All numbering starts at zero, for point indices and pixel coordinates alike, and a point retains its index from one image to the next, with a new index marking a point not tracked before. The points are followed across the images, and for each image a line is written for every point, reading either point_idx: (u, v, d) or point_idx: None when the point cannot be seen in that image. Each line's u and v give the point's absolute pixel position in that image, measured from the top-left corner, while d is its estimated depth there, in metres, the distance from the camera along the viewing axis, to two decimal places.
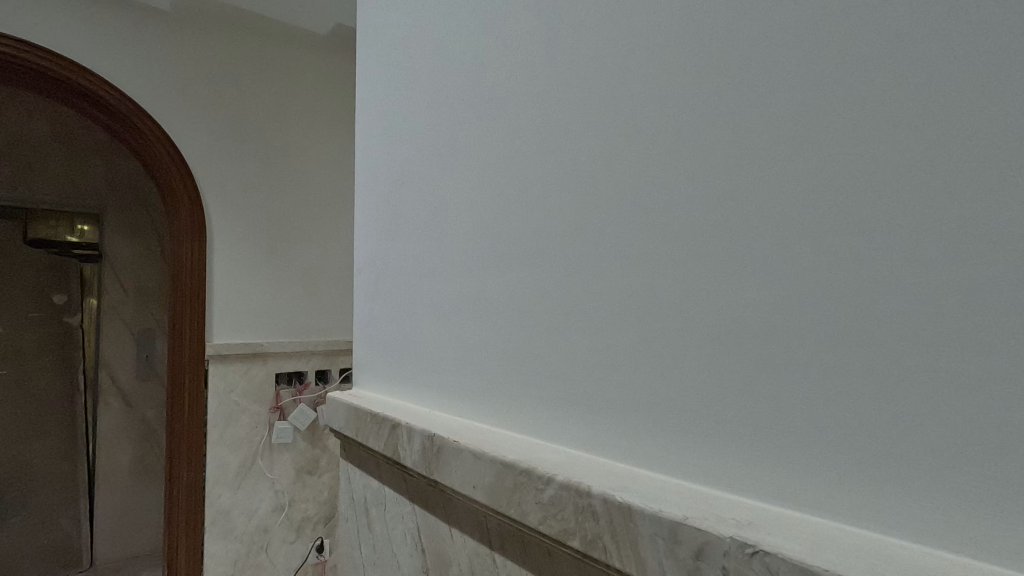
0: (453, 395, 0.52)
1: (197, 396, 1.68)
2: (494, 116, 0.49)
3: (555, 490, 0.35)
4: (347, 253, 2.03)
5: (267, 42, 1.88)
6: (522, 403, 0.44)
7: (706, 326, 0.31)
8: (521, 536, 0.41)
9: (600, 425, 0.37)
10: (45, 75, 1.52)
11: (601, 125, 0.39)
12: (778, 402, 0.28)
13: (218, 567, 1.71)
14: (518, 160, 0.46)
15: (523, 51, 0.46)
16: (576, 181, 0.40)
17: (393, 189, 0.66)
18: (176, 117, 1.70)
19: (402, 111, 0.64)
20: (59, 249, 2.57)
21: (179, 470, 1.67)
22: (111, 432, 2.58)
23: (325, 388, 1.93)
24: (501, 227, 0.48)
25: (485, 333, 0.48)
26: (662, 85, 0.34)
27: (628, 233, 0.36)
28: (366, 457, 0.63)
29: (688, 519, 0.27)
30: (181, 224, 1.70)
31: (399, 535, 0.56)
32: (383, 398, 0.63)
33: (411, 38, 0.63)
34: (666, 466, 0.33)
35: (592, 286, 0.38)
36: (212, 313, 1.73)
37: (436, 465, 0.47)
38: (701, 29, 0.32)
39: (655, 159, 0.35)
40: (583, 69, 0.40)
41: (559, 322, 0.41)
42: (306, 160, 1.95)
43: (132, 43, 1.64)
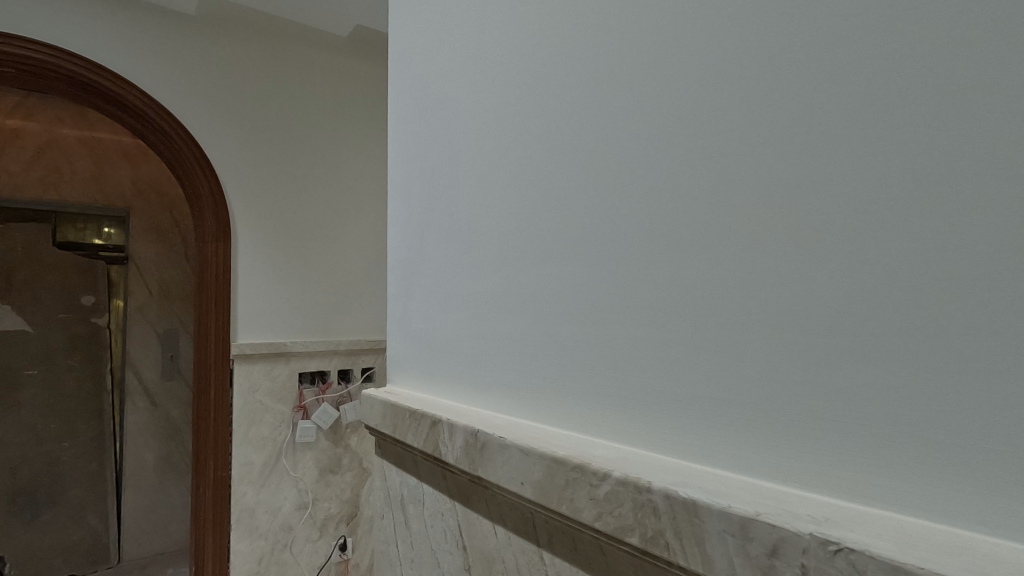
0: (494, 392, 0.51)
1: (222, 395, 1.70)
2: (534, 109, 0.49)
3: (611, 485, 0.34)
4: (369, 254, 2.04)
5: (290, 45, 1.90)
6: (568, 399, 0.43)
7: (767, 317, 0.30)
8: (570, 533, 0.40)
9: (652, 420, 0.36)
10: (76, 80, 1.55)
11: (648, 113, 0.38)
12: (850, 396, 0.27)
13: (244, 565, 1.73)
14: (560, 152, 0.46)
15: (565, 43, 0.46)
16: (622, 171, 0.40)
17: (428, 186, 0.66)
18: (201, 119, 1.73)
19: (437, 108, 0.65)
20: (86, 252, 2.61)
21: (206, 469, 1.68)
22: (138, 431, 2.66)
23: (346, 388, 1.95)
24: (544, 221, 0.47)
25: (526, 327, 0.48)
26: (715, 72, 0.34)
27: (680, 222, 0.35)
28: (403, 454, 0.63)
29: (761, 515, 0.27)
30: (206, 225, 1.72)
31: (438, 532, 0.56)
32: (420, 395, 0.64)
33: (446, 35, 0.63)
34: (727, 461, 0.32)
35: (641, 279, 0.38)
36: (237, 313, 1.75)
37: (479, 462, 0.47)
38: (760, 16, 0.31)
39: (709, 147, 0.34)
40: (630, 59, 0.40)
41: (607, 317, 0.40)
42: (329, 162, 1.97)
43: (158, 46, 1.66)
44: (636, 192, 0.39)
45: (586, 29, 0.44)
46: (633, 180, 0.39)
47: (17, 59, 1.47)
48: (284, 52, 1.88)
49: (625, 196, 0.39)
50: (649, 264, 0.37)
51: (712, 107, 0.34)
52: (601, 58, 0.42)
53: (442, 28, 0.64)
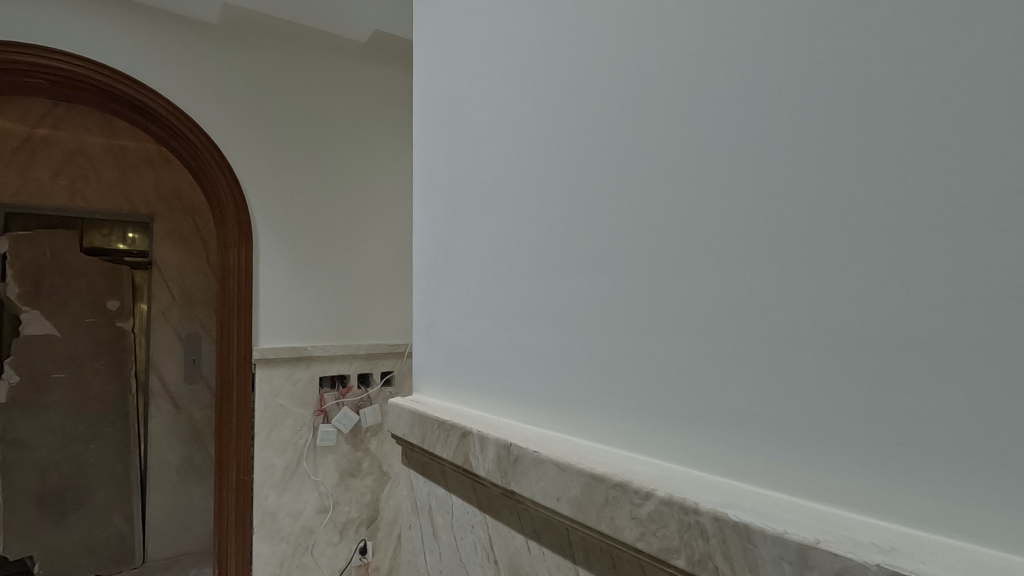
0: (526, 403, 0.51)
1: (245, 399, 1.72)
2: (567, 117, 0.48)
3: (655, 505, 0.33)
4: (388, 258, 2.05)
5: (310, 51, 1.91)
6: (605, 412, 0.42)
7: (821, 331, 0.29)
8: (609, 551, 0.39)
9: (695, 437, 0.35)
10: (103, 89, 1.58)
11: (691, 120, 0.37)
12: (912, 418, 0.25)
13: (265, 568, 1.74)
14: (597, 159, 0.45)
15: (598, 51, 0.45)
16: (663, 179, 0.39)
17: (454, 195, 0.65)
18: (222, 126, 1.74)
19: (464, 115, 0.64)
20: (111, 257, 2.67)
21: (229, 471, 1.70)
22: (161, 433, 2.70)
23: (366, 392, 1.97)
24: (577, 232, 0.47)
25: (560, 338, 0.47)
26: (764, 80, 0.33)
27: (726, 232, 0.34)
28: (431, 464, 0.63)
29: (821, 543, 0.25)
30: (229, 231, 1.74)
31: (468, 544, 0.56)
32: (447, 405, 0.63)
33: (474, 42, 0.63)
34: (778, 482, 0.31)
35: (685, 290, 0.37)
36: (259, 318, 1.77)
37: (513, 476, 0.46)
38: (808, 26, 0.31)
39: (759, 154, 0.33)
40: (672, 65, 0.39)
41: (644, 330, 0.40)
42: (349, 167, 1.97)
43: (182, 55, 1.69)
44: (679, 201, 0.38)
45: (622, 37, 0.43)
46: (675, 191, 0.38)
47: (47, 70, 1.50)
48: (305, 58, 1.90)
49: (667, 205, 0.38)
50: (692, 274, 0.36)
51: (759, 114, 0.33)
52: (641, 64, 0.41)
53: (471, 33, 0.63)
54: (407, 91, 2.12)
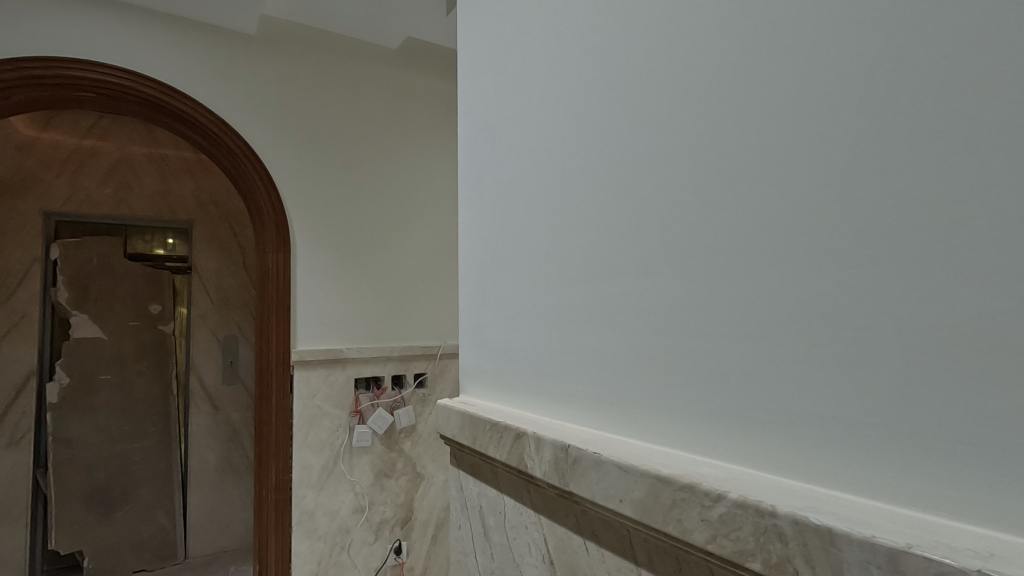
0: (580, 405, 0.51)
1: (283, 400, 1.76)
2: (622, 118, 0.49)
3: (727, 507, 0.33)
4: (420, 260, 2.07)
5: (344, 57, 1.95)
6: (665, 415, 0.42)
7: (905, 331, 0.28)
8: (673, 553, 0.39)
9: (765, 440, 0.35)
10: (149, 101, 1.64)
11: (757, 120, 0.37)
12: (1008, 421, 0.25)
13: (304, 567, 1.77)
14: (654, 161, 0.45)
15: (653, 53, 0.46)
16: (727, 180, 0.39)
17: (501, 199, 0.66)
18: (260, 133, 1.79)
19: (512, 120, 0.65)
20: (153, 262, 2.77)
21: (268, 471, 1.74)
22: (201, 432, 2.78)
23: (400, 393, 2.00)
24: (632, 235, 0.47)
25: (615, 339, 0.48)
26: (834, 80, 0.32)
27: (793, 234, 0.34)
28: (481, 464, 0.63)
29: (913, 547, 0.25)
30: (267, 236, 1.78)
31: (522, 544, 0.56)
32: (496, 406, 0.64)
33: (520, 45, 0.64)
34: (856, 486, 0.30)
35: (751, 291, 0.36)
36: (297, 321, 1.80)
37: (571, 477, 0.46)
38: (879, 25, 0.30)
39: (830, 153, 0.32)
40: (736, 65, 0.38)
41: (705, 332, 0.39)
42: (383, 169, 2.01)
43: (222, 64, 1.74)
44: (744, 201, 0.37)
45: (679, 39, 0.43)
46: (739, 191, 0.38)
47: (98, 84, 1.56)
48: (339, 64, 1.94)
49: (731, 206, 0.38)
50: (759, 275, 0.36)
51: (829, 114, 0.33)
52: (700, 65, 0.41)
53: (518, 38, 0.64)
54: (438, 94, 2.15)
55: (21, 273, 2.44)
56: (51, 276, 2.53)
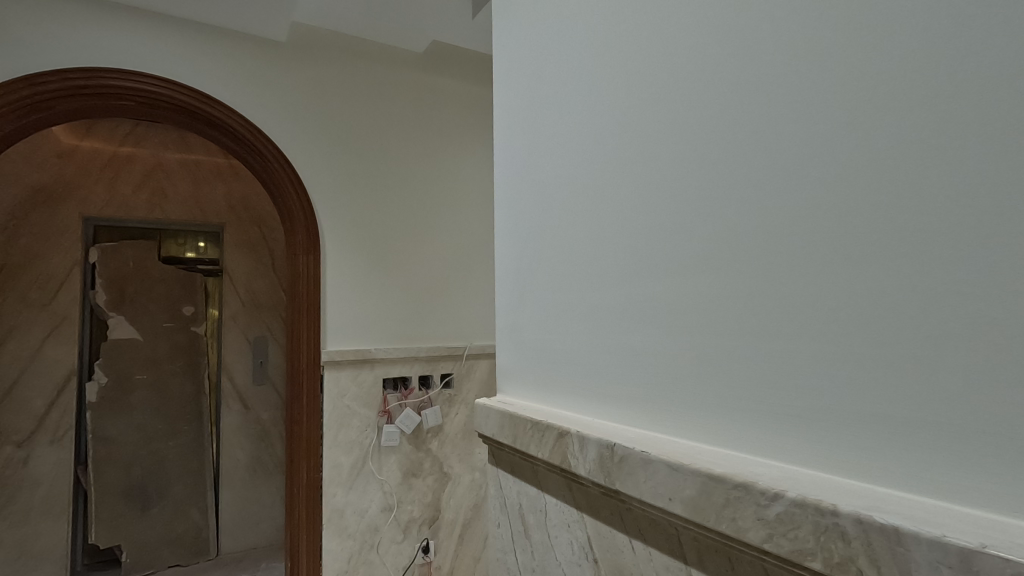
0: (623, 404, 0.51)
1: (314, 399, 1.79)
2: (663, 117, 0.49)
3: (784, 506, 0.33)
4: (446, 261, 2.09)
5: (372, 61, 1.98)
6: (714, 413, 0.42)
7: (974, 329, 0.28)
8: (725, 552, 0.39)
9: (820, 440, 0.35)
10: (185, 108, 1.69)
11: (807, 117, 0.37)
12: None
13: (335, 566, 1.80)
14: (701, 160, 0.45)
15: (697, 51, 0.46)
16: (779, 177, 0.38)
17: (537, 200, 0.67)
18: (290, 137, 1.82)
19: (549, 121, 0.65)
20: (186, 265, 2.84)
21: (300, 469, 1.78)
22: (233, 431, 2.84)
23: (427, 393, 2.02)
24: (677, 234, 0.47)
25: (659, 338, 0.48)
26: (888, 73, 0.32)
27: (851, 230, 0.34)
28: (521, 463, 0.64)
29: (987, 547, 0.25)
30: (298, 239, 1.82)
31: (564, 543, 0.56)
32: (535, 406, 0.65)
33: (557, 46, 0.64)
34: (920, 486, 0.30)
35: (804, 289, 0.36)
36: (327, 322, 1.83)
37: (618, 476, 0.46)
38: (938, 19, 0.30)
39: (882, 149, 0.32)
40: (789, 60, 0.38)
41: (755, 332, 0.39)
42: (409, 171, 2.02)
43: (253, 71, 1.78)
44: (796, 198, 0.37)
45: (723, 38, 0.43)
46: (792, 188, 0.37)
47: (136, 93, 1.62)
48: (366, 68, 1.96)
49: (782, 204, 0.38)
50: (816, 272, 0.35)
51: (881, 109, 0.32)
52: (746, 64, 0.41)
53: (557, 40, 0.64)
54: (464, 95, 2.17)
55: (61, 276, 2.53)
56: (90, 279, 2.61)
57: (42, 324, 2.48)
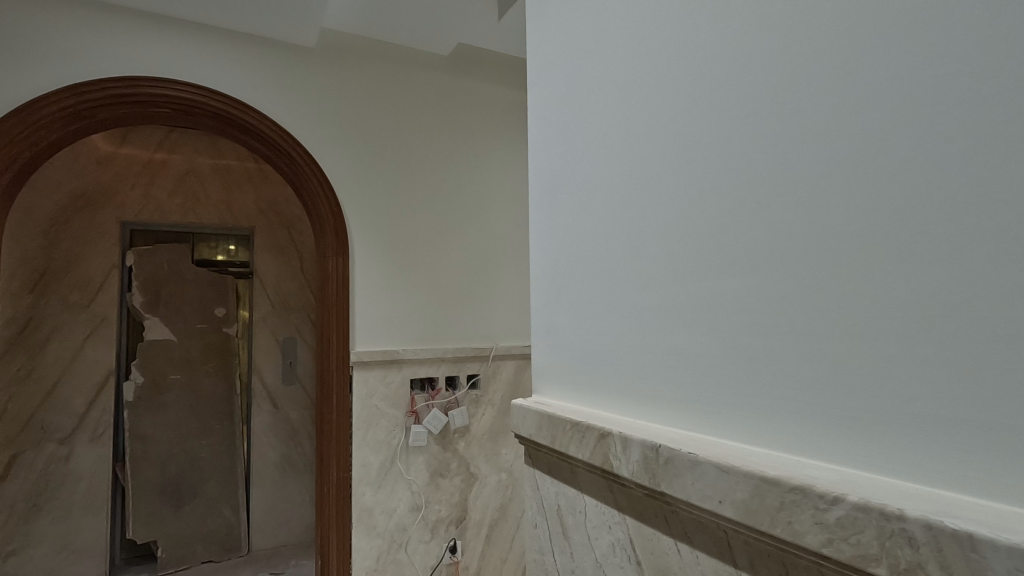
0: (666, 405, 0.51)
1: (343, 399, 1.81)
2: (706, 116, 0.48)
3: (845, 510, 0.32)
4: (471, 261, 2.09)
5: (398, 64, 1.99)
6: (763, 416, 0.41)
7: None
8: (777, 556, 0.38)
9: (878, 442, 0.34)
10: (219, 114, 1.73)
11: (859, 112, 0.36)
12: None
13: (364, 565, 1.81)
14: (746, 159, 0.44)
15: (740, 50, 0.45)
16: (833, 173, 0.37)
17: (574, 201, 0.67)
18: (319, 141, 1.85)
19: (585, 122, 0.65)
20: (218, 268, 2.91)
21: (330, 468, 1.80)
22: (263, 430, 2.90)
23: (454, 394, 2.03)
24: (722, 235, 0.46)
25: (704, 339, 0.47)
26: (949, 66, 0.31)
27: (913, 226, 0.32)
28: (560, 464, 0.64)
29: None
30: (328, 242, 1.85)
31: (605, 544, 0.56)
32: (572, 406, 0.65)
33: (594, 46, 0.64)
34: (989, 489, 0.29)
35: (861, 288, 0.35)
36: (356, 323, 1.85)
37: (663, 477, 0.46)
38: (1000, 12, 0.29)
39: (943, 144, 0.31)
40: (843, 54, 0.37)
41: (807, 333, 0.38)
42: (435, 172, 2.04)
43: (283, 76, 1.81)
44: (851, 195, 0.36)
45: (769, 36, 0.43)
46: (846, 183, 0.36)
47: (172, 100, 1.66)
48: (392, 71, 1.98)
49: (836, 200, 0.37)
50: (873, 271, 0.34)
51: (941, 104, 0.31)
52: (793, 62, 0.41)
53: (593, 40, 0.64)
54: (490, 97, 2.17)
55: (100, 279, 2.61)
56: (127, 282, 2.69)
57: (82, 325, 2.56)
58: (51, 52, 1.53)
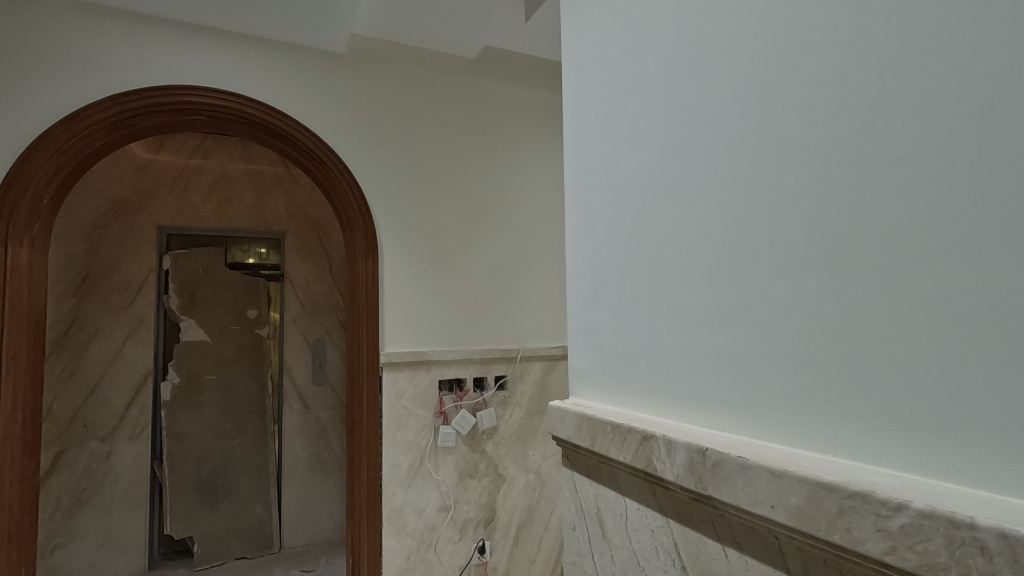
0: (711, 407, 0.50)
1: (373, 400, 1.84)
2: (751, 117, 0.47)
3: (909, 517, 0.31)
4: (498, 262, 2.10)
5: (426, 68, 2.01)
6: (817, 420, 0.41)
7: None
8: (834, 563, 0.37)
9: (940, 447, 0.33)
10: (253, 121, 1.77)
11: (913, 111, 0.35)
12: None
13: (394, 564, 1.83)
14: (793, 160, 0.43)
15: (786, 50, 0.44)
16: (887, 170, 0.36)
17: (612, 203, 0.67)
18: (349, 146, 1.88)
19: (623, 125, 0.65)
20: (250, 271, 2.98)
21: (361, 468, 1.83)
22: (294, 429, 2.95)
23: (481, 395, 2.03)
24: (769, 236, 0.45)
25: (751, 342, 0.46)
26: (1012, 65, 0.30)
27: (978, 223, 0.31)
28: (599, 466, 0.64)
29: None
30: (357, 244, 1.88)
31: (647, 547, 0.56)
32: (611, 408, 0.65)
33: (633, 47, 0.64)
34: None
35: (920, 289, 0.34)
36: (385, 325, 1.87)
37: (711, 481, 0.45)
38: None
39: (1010, 143, 0.30)
40: (903, 48, 0.36)
41: (860, 337, 0.38)
42: (462, 173, 2.05)
43: (314, 82, 1.84)
44: (911, 192, 0.35)
45: (817, 35, 0.42)
46: (904, 179, 0.35)
47: (209, 108, 1.70)
48: (419, 75, 2.00)
49: (895, 197, 0.36)
50: (934, 272, 0.34)
51: (1005, 103, 0.31)
52: (842, 60, 0.40)
53: (631, 42, 0.64)
54: (516, 98, 2.17)
55: (138, 283, 2.69)
56: (163, 285, 2.77)
57: (122, 327, 2.65)
58: (94, 64, 1.59)
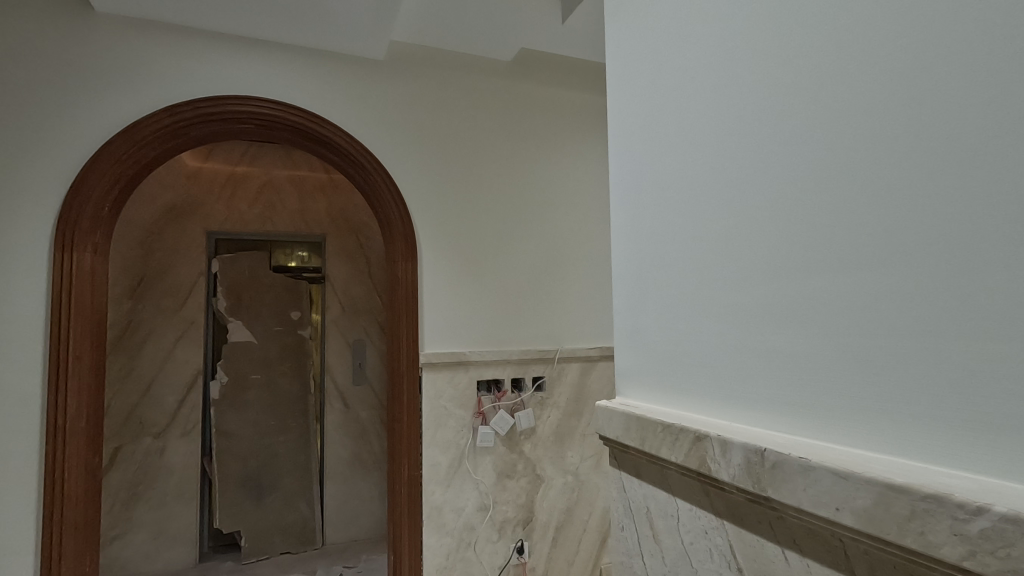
0: (768, 408, 0.49)
1: (413, 400, 1.87)
2: (805, 112, 0.46)
3: (990, 521, 0.30)
4: (535, 262, 2.10)
5: (462, 71, 2.03)
6: (882, 421, 0.39)
7: None
8: (905, 567, 0.36)
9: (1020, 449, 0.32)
10: (298, 128, 1.83)
11: (982, 103, 0.34)
12: None
13: (434, 562, 1.86)
14: (849, 156, 0.42)
15: (841, 44, 0.43)
16: (953, 165, 0.35)
17: (660, 200, 0.66)
18: (388, 151, 1.92)
19: (670, 122, 0.65)
20: (293, 274, 3.06)
21: (402, 468, 1.86)
22: (335, 428, 3.02)
23: (519, 397, 2.04)
24: (828, 233, 0.44)
25: (809, 341, 0.45)
26: None
27: None
28: (648, 466, 0.63)
29: None
30: (397, 247, 1.91)
31: (700, 549, 0.55)
32: (661, 408, 0.64)
33: (679, 43, 0.63)
34: None
35: (996, 285, 0.33)
36: (425, 326, 1.90)
37: (769, 482, 0.45)
38: None
39: None
40: (971, 37, 0.34)
41: (927, 336, 0.36)
42: (499, 175, 2.06)
43: (354, 89, 1.89)
44: (982, 186, 0.34)
45: (873, 28, 0.41)
46: (975, 172, 0.34)
47: (256, 116, 1.77)
48: (455, 79, 2.02)
49: (965, 192, 0.34)
50: (1009, 267, 0.32)
51: None
52: (901, 53, 0.39)
53: (678, 38, 0.64)
54: (551, 100, 2.17)
55: (189, 286, 2.81)
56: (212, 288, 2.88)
57: (174, 328, 2.77)
58: (150, 79, 1.67)
